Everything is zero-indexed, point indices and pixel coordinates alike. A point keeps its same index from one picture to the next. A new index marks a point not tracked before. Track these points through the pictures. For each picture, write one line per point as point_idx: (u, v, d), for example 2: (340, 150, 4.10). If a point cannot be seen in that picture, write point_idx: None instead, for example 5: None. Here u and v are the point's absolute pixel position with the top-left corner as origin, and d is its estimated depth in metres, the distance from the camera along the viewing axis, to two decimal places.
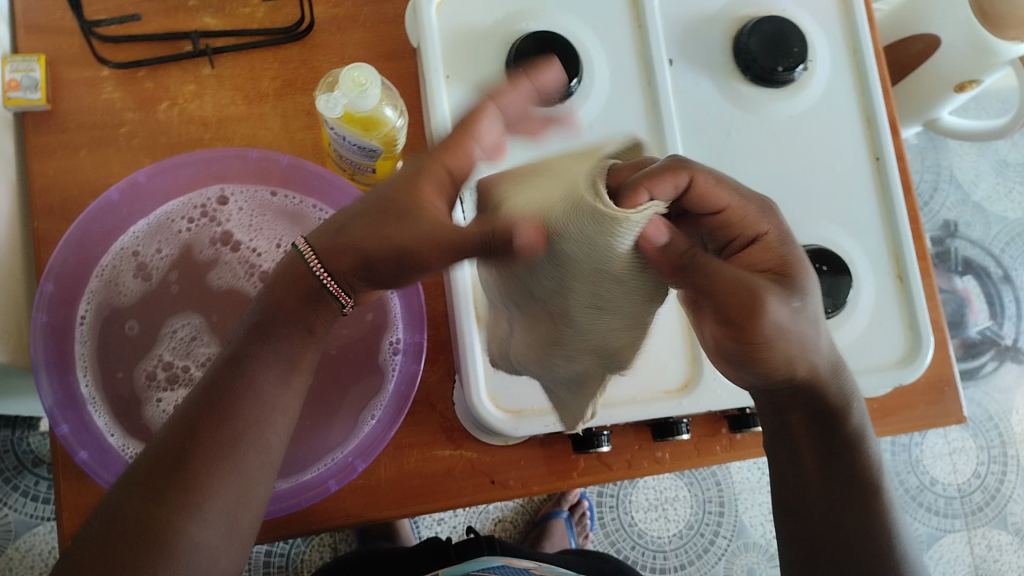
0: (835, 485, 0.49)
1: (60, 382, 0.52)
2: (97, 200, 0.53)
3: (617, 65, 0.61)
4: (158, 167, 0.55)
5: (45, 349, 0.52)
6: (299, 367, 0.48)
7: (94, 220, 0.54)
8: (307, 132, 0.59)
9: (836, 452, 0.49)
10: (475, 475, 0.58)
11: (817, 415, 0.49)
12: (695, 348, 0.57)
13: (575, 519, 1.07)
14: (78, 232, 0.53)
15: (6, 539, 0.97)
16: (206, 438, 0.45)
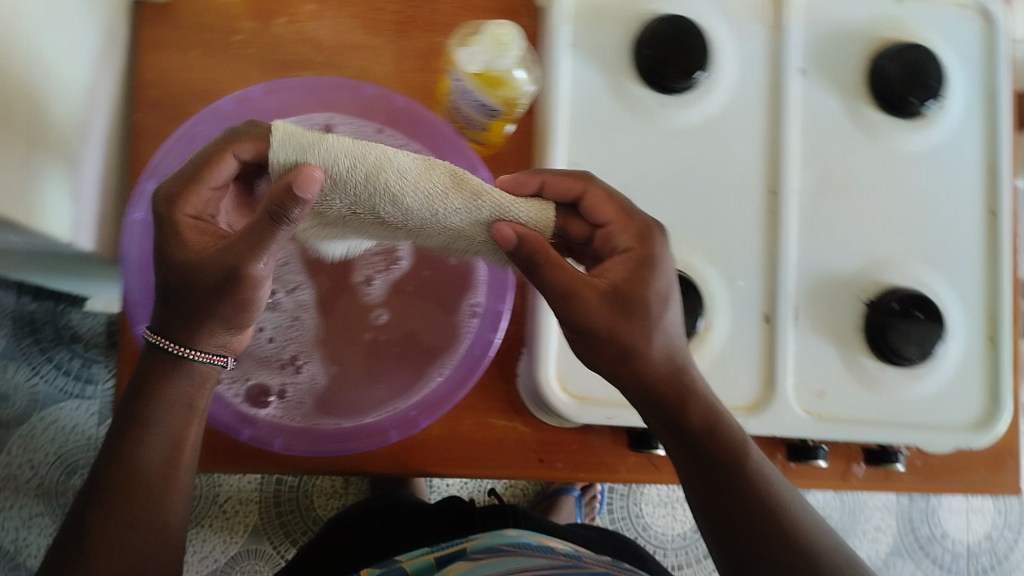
0: (745, 523, 0.42)
1: (144, 283, 0.50)
2: (213, 105, 0.51)
3: (746, 64, 0.57)
4: (278, 85, 0.52)
5: (134, 246, 0.50)
6: (190, 422, 0.45)
7: (204, 122, 0.51)
8: (419, 74, 0.58)
9: (724, 491, 0.43)
10: (524, 450, 0.57)
11: (688, 442, 0.44)
12: (773, 369, 0.57)
13: (585, 500, 1.07)
14: (189, 134, 0.51)
15: (32, 407, 0.98)
16: (102, 515, 0.42)
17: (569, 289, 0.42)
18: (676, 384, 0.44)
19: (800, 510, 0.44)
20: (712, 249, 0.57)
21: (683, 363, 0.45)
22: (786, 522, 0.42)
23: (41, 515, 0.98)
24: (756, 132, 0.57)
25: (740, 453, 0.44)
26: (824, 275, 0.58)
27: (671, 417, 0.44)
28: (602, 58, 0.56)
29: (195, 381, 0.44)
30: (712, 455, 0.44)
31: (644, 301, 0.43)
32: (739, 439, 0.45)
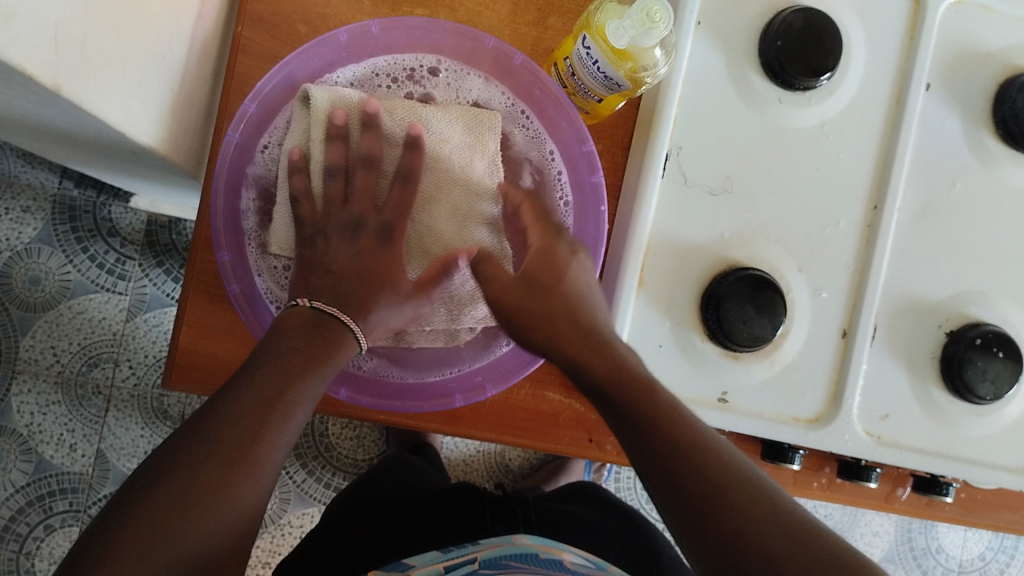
0: (710, 524, 0.40)
1: (230, 206, 0.50)
2: (326, 36, 0.50)
3: (873, 69, 0.55)
4: (394, 23, 0.51)
5: (226, 168, 0.50)
6: (320, 355, 0.45)
7: (312, 51, 0.50)
8: (531, 28, 0.55)
9: (680, 494, 0.41)
10: (576, 428, 0.56)
11: (640, 445, 0.43)
12: (842, 385, 0.55)
13: (595, 466, 1.07)
14: (298, 62, 0.50)
15: (62, 295, 0.98)
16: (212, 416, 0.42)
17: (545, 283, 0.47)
18: (622, 387, 0.44)
19: (778, 507, 0.40)
20: (803, 255, 0.55)
21: (624, 365, 0.45)
22: (726, 516, 0.39)
23: (57, 403, 0.98)
24: (869, 144, 0.56)
25: (701, 451, 0.42)
26: (910, 300, 0.56)
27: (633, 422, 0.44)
28: (726, 41, 0.54)
29: (300, 361, 0.44)
30: (663, 458, 0.42)
31: (561, 278, 0.47)
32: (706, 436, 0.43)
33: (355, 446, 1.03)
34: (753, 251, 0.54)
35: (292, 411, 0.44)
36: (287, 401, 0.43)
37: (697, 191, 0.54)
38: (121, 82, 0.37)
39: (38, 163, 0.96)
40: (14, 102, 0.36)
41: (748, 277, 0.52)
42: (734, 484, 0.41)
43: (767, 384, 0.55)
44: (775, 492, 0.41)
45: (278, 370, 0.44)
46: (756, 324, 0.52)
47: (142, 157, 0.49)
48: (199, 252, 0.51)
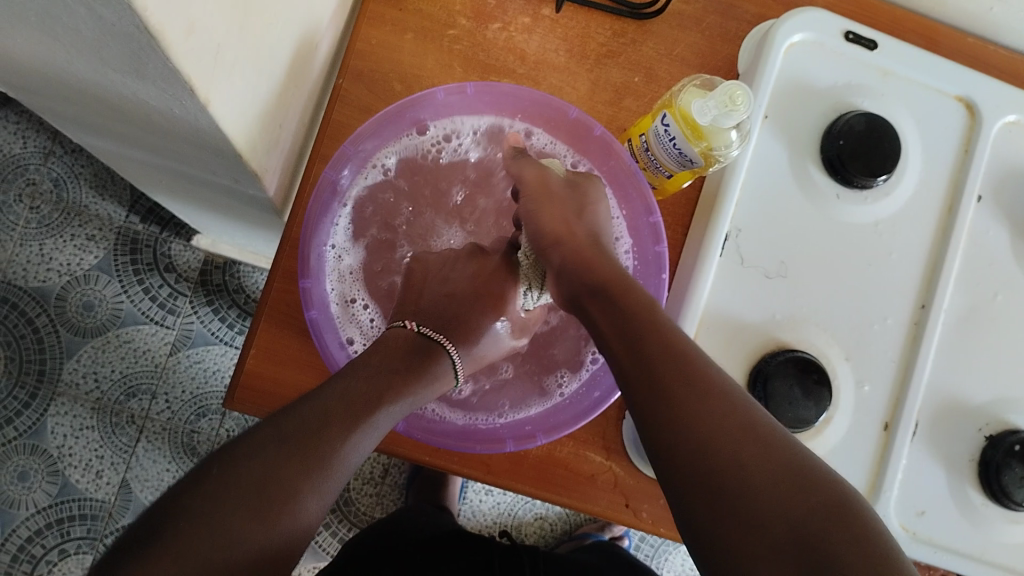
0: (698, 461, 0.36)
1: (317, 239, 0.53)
2: (425, 92, 0.53)
3: (929, 176, 0.58)
4: (486, 87, 0.54)
5: (319, 202, 0.53)
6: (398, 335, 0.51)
7: (411, 105, 0.54)
8: (608, 108, 0.59)
9: (673, 436, 0.37)
10: (614, 491, 0.57)
11: (646, 401, 0.39)
12: (879, 477, 0.56)
13: None
14: (394, 114, 0.53)
15: (112, 322, 1.01)
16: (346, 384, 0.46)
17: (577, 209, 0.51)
18: (664, 340, 0.41)
19: (787, 459, 0.35)
20: (850, 344, 0.57)
21: (662, 328, 0.41)
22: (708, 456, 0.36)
23: (90, 428, 0.99)
24: (921, 246, 0.58)
25: (742, 425, 0.36)
26: (952, 401, 0.58)
27: (646, 379, 0.40)
28: (790, 136, 0.57)
29: (410, 366, 0.49)
30: (669, 404, 0.38)
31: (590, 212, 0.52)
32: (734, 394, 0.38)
33: (374, 503, 1.03)
34: (802, 335, 0.56)
35: (383, 407, 0.46)
36: (387, 396, 0.46)
37: (753, 272, 0.56)
38: (249, 108, 0.40)
39: (108, 194, 1.01)
40: (153, 116, 0.39)
41: (795, 360, 0.54)
42: (779, 472, 0.34)
43: None
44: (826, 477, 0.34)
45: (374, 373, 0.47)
46: (802, 406, 0.53)
47: (239, 187, 0.52)
48: (276, 281, 0.54)
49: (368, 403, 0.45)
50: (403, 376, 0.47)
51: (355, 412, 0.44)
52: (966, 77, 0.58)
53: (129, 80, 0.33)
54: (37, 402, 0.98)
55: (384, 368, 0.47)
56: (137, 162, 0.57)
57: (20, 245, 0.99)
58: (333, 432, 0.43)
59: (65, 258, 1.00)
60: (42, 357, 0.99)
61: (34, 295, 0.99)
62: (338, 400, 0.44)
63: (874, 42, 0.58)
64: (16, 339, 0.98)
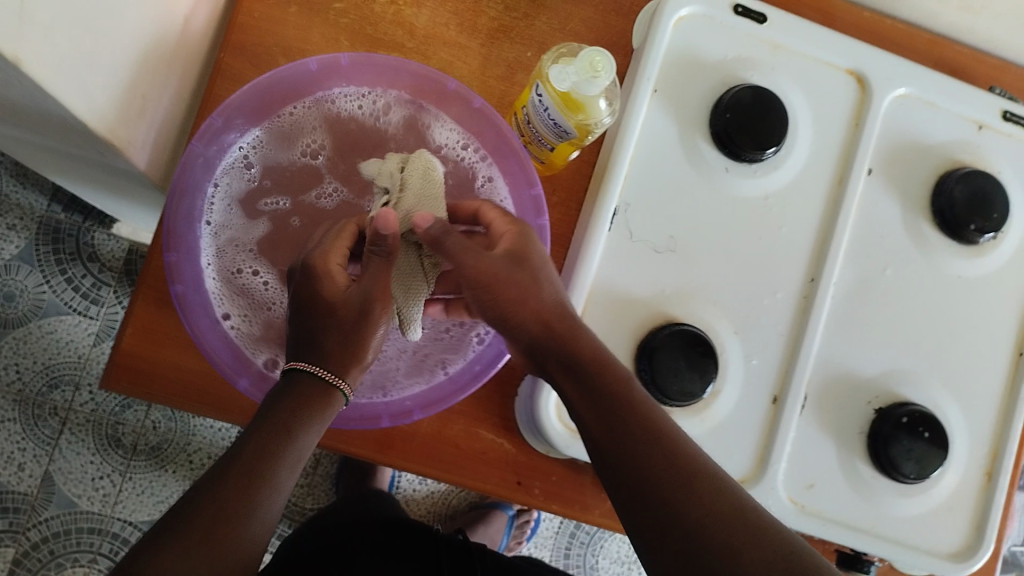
0: (668, 514, 0.41)
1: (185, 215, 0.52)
2: (298, 62, 0.52)
3: (820, 150, 0.58)
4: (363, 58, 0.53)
5: (189, 174, 0.51)
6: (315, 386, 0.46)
7: (286, 76, 0.53)
8: (499, 83, 0.59)
9: (647, 496, 0.42)
10: (504, 469, 0.57)
11: (619, 466, 0.44)
12: (768, 450, 0.56)
13: (517, 522, 1.06)
14: (268, 83, 0.52)
15: (34, 312, 0.99)
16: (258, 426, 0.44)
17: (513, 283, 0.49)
18: (651, 436, 0.44)
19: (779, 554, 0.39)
20: (741, 319, 0.57)
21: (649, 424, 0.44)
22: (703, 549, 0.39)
23: (11, 420, 0.98)
24: (811, 221, 0.58)
25: (685, 475, 0.42)
26: (843, 373, 0.58)
27: (626, 444, 0.44)
28: (679, 110, 0.57)
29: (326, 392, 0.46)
30: (651, 473, 0.43)
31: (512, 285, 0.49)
32: (690, 456, 0.43)
33: (305, 493, 1.02)
34: (690, 309, 0.56)
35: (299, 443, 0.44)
36: (306, 429, 0.44)
37: (642, 247, 0.56)
38: (90, 73, 0.39)
39: (30, 184, 0.99)
40: None
41: (680, 333, 0.54)
42: (727, 517, 0.40)
43: (696, 441, 0.55)
44: (753, 517, 0.40)
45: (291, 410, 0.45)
46: (687, 378, 0.53)
47: (111, 161, 0.52)
48: (153, 258, 0.53)
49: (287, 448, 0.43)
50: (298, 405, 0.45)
51: (274, 448, 0.43)
52: (856, 50, 0.59)
53: None
54: None
55: (281, 407, 0.44)
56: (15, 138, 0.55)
57: None
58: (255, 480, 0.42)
59: None
60: None
61: None
62: (254, 445, 0.43)
63: (764, 16, 0.57)
64: None
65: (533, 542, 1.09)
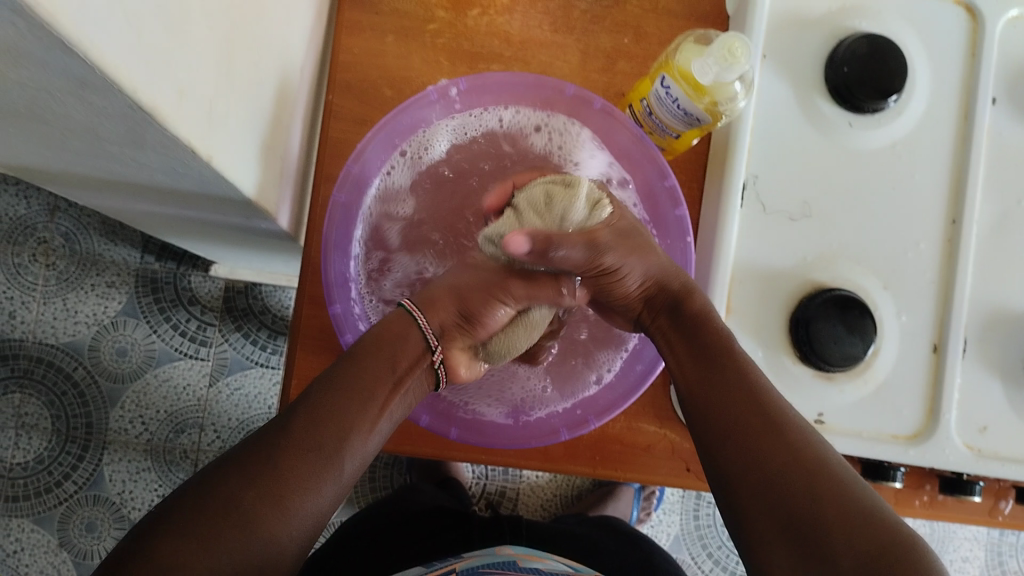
0: (816, 545, 0.38)
1: (337, 263, 0.53)
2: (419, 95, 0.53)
3: (941, 87, 0.57)
4: (477, 79, 0.54)
5: (334, 229, 0.53)
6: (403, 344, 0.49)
7: (408, 112, 0.53)
8: (602, 74, 0.57)
9: (806, 534, 0.38)
10: (673, 458, 0.55)
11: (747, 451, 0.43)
12: (936, 400, 0.55)
13: (644, 494, 1.05)
14: (391, 125, 0.53)
15: (148, 364, 1.01)
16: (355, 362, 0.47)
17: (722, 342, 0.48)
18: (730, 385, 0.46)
19: (852, 506, 0.39)
20: (887, 273, 0.56)
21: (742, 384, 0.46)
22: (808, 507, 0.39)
23: (147, 470, 1.01)
24: (942, 160, 0.57)
25: (819, 488, 0.40)
26: (998, 308, 0.57)
27: (737, 430, 0.44)
28: (793, 72, 0.56)
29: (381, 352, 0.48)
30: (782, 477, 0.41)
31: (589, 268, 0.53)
32: (829, 462, 0.42)
33: None
34: (835, 271, 0.55)
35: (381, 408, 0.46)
36: (385, 385, 0.47)
37: (777, 217, 0.55)
38: (247, 148, 0.39)
39: (120, 239, 1.01)
40: (155, 175, 0.39)
41: (834, 298, 0.53)
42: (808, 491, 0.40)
43: (862, 403, 0.55)
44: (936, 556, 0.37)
45: (362, 367, 0.47)
46: (849, 343, 0.52)
47: (251, 222, 0.53)
48: (304, 308, 0.54)
49: (368, 398, 0.46)
50: (351, 372, 0.46)
51: (372, 388, 0.46)
52: None
53: (126, 149, 0.33)
54: (90, 453, 1.00)
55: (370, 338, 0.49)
56: (148, 211, 0.57)
57: (44, 303, 1.00)
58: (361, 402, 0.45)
59: (91, 308, 1.00)
60: (86, 411, 1.00)
61: (67, 349, 1.00)
62: (369, 367, 0.47)
63: None
64: (59, 397, 1.00)
65: (662, 510, 1.09)
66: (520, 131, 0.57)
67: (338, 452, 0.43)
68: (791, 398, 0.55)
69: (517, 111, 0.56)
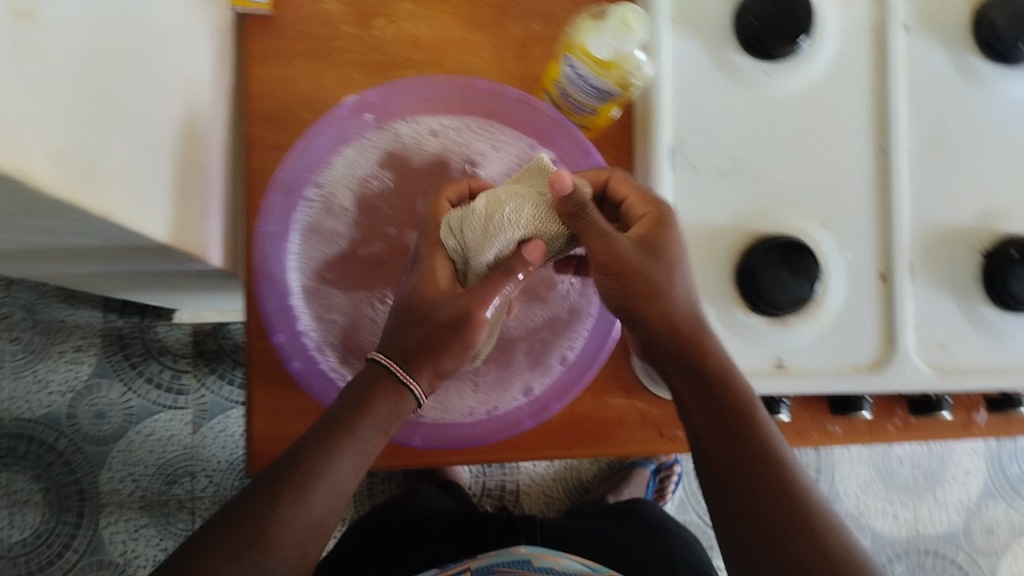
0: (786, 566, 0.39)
1: (277, 293, 0.53)
2: (333, 113, 0.53)
3: (850, 21, 0.57)
4: (390, 88, 0.54)
5: (268, 259, 0.53)
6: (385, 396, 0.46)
7: (327, 132, 0.54)
8: (517, 64, 0.58)
9: (765, 548, 0.40)
10: (644, 426, 0.57)
11: (737, 467, 0.43)
12: (891, 324, 0.55)
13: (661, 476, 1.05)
14: (308, 147, 0.53)
15: (128, 422, 1.01)
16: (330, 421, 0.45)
17: (649, 293, 0.46)
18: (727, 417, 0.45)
19: (795, 494, 0.41)
20: (823, 212, 0.57)
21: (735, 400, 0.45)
22: (787, 529, 0.40)
23: (146, 526, 1.00)
24: (863, 94, 0.57)
25: (781, 514, 0.41)
26: (937, 227, 0.57)
27: (742, 464, 0.43)
28: (704, 31, 0.56)
29: (365, 407, 0.45)
30: (773, 512, 0.41)
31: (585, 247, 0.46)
32: (773, 459, 0.43)
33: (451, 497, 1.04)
34: (773, 218, 0.56)
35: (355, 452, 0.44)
36: (366, 436, 0.45)
37: (710, 176, 0.56)
38: (153, 197, 0.39)
39: (80, 302, 1.00)
40: (65, 239, 0.39)
41: (776, 245, 0.53)
42: (790, 502, 0.41)
43: (818, 340, 0.55)
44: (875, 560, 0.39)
45: (340, 419, 0.45)
46: (796, 286, 0.53)
47: (187, 267, 0.52)
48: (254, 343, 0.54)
49: (352, 448, 0.44)
50: (343, 430, 0.44)
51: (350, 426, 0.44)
52: None
53: (23, 219, 0.33)
54: (86, 519, 0.99)
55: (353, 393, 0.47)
56: (88, 272, 0.56)
57: (14, 379, 0.99)
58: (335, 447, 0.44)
59: (62, 375, 1.00)
60: (75, 478, 1.00)
61: (45, 421, 0.99)
62: (357, 415, 0.45)
63: None
64: (45, 468, 0.99)
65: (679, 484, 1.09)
66: (428, 135, 0.57)
67: (308, 509, 0.41)
68: (747, 347, 0.55)
69: (417, 119, 0.57)
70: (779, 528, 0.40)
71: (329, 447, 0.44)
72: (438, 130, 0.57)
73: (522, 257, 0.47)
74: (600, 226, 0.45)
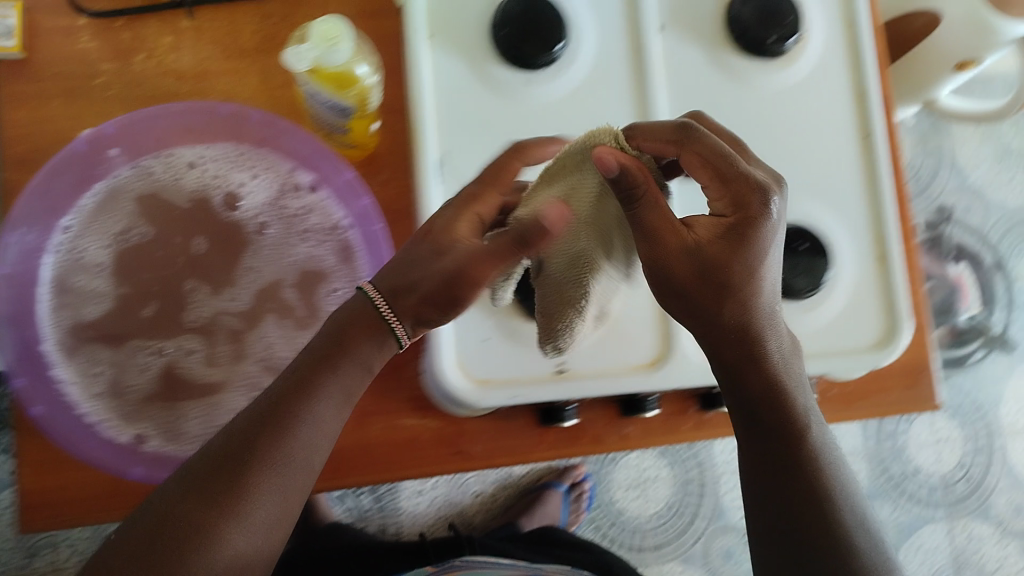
0: (830, 556, 0.45)
1: (19, 335, 0.52)
2: (65, 149, 0.52)
3: (603, 26, 0.57)
4: (129, 120, 0.54)
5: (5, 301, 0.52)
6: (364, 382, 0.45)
7: (62, 171, 0.53)
8: (285, 90, 0.57)
9: (799, 527, 0.46)
10: (438, 444, 0.56)
11: (777, 438, 0.47)
12: (668, 320, 0.55)
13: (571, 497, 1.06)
14: (44, 186, 0.53)
15: None
16: (302, 386, 0.43)
17: (694, 271, 0.43)
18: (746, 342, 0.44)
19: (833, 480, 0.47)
20: None
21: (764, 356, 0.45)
22: (823, 515, 0.46)
23: None
24: (623, 92, 0.56)
25: (805, 498, 0.46)
26: None
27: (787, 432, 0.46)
28: (461, 43, 0.55)
29: (329, 361, 0.44)
30: (813, 496, 0.46)
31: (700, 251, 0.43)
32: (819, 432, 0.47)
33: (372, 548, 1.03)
34: None
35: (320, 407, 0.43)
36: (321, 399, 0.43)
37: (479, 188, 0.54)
38: None
39: None
40: None
41: None
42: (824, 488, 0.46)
43: (597, 342, 0.55)
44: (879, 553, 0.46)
45: (320, 373, 0.44)
46: None
47: None
48: None
49: (318, 407, 0.43)
50: (314, 378, 0.43)
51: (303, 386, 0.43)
52: None
53: None
54: None
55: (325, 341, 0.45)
56: None
57: None
58: (301, 402, 0.42)
59: None
60: None
61: None
62: (335, 376, 0.44)
63: None
64: None
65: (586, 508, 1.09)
66: (184, 169, 0.56)
67: (281, 482, 0.41)
68: (525, 353, 0.54)
69: (172, 154, 0.56)
70: (783, 510, 0.46)
71: (296, 413, 0.42)
72: (196, 164, 0.56)
73: (545, 229, 0.42)
74: (671, 220, 0.42)
